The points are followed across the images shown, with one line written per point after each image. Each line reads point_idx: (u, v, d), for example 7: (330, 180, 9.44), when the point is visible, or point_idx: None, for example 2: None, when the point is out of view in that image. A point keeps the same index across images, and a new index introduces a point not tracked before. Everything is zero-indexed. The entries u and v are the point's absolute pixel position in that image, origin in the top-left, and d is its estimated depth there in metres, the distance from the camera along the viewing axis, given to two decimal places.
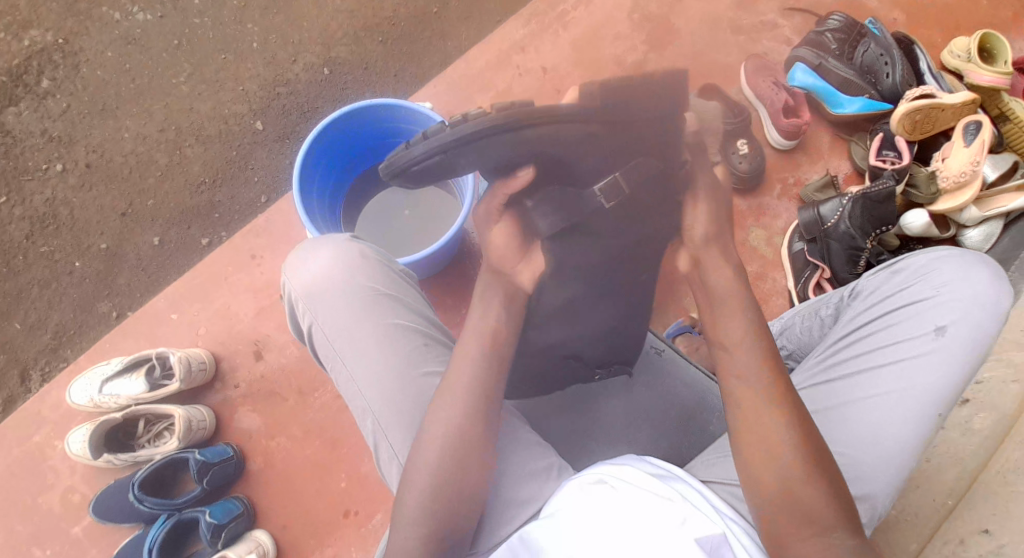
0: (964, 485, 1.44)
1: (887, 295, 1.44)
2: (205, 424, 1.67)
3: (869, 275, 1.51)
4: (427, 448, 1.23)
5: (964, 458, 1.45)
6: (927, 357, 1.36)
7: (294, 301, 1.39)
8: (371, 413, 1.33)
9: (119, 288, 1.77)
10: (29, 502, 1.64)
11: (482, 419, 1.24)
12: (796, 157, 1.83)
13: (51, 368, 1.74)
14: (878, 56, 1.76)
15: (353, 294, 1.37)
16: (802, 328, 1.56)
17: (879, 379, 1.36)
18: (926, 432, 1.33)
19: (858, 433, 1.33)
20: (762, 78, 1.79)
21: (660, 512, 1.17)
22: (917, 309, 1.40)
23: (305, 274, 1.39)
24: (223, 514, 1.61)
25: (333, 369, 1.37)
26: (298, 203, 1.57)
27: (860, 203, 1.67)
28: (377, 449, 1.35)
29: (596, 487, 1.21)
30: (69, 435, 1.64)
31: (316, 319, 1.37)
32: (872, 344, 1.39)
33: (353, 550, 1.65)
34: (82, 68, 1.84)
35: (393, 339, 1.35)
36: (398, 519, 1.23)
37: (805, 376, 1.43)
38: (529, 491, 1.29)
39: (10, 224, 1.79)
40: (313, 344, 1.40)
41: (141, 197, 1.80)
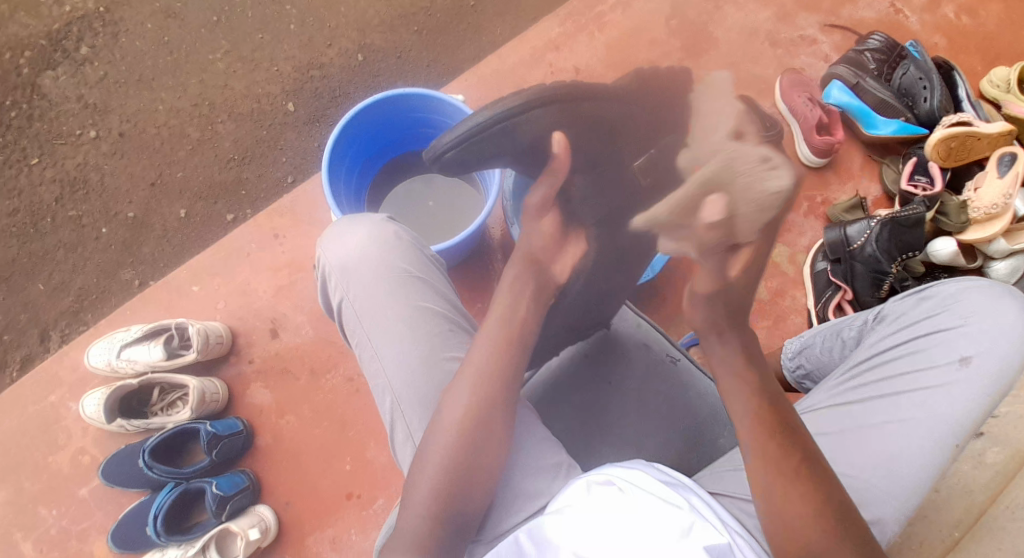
0: (972, 517, 1.30)
1: (913, 321, 1.44)
2: (217, 397, 1.69)
3: (896, 299, 1.49)
4: (440, 429, 1.25)
5: (974, 490, 1.32)
6: (950, 387, 1.35)
7: (329, 275, 1.43)
8: (390, 392, 1.36)
9: (143, 257, 1.79)
10: (40, 460, 1.67)
11: (500, 407, 1.27)
12: (825, 176, 1.81)
13: (71, 331, 1.77)
14: (918, 79, 1.73)
15: (386, 273, 1.40)
16: (822, 348, 1.55)
17: (899, 405, 1.35)
18: (944, 460, 1.32)
19: (873, 457, 1.33)
20: (797, 92, 1.77)
21: (668, 514, 1.15)
22: (943, 338, 1.39)
23: (342, 248, 1.43)
24: (229, 487, 1.63)
25: (359, 344, 1.41)
26: (325, 187, 1.58)
27: (888, 226, 1.65)
28: (392, 429, 1.38)
29: (604, 489, 1.20)
30: (84, 398, 1.67)
31: (348, 294, 1.41)
32: (895, 369, 1.39)
33: (353, 533, 1.67)
34: (122, 38, 1.86)
35: (419, 320, 1.38)
36: (409, 501, 1.25)
37: (823, 396, 1.42)
38: (536, 485, 1.30)
39: (40, 186, 1.82)
40: (342, 319, 1.43)
41: (171, 169, 1.82)
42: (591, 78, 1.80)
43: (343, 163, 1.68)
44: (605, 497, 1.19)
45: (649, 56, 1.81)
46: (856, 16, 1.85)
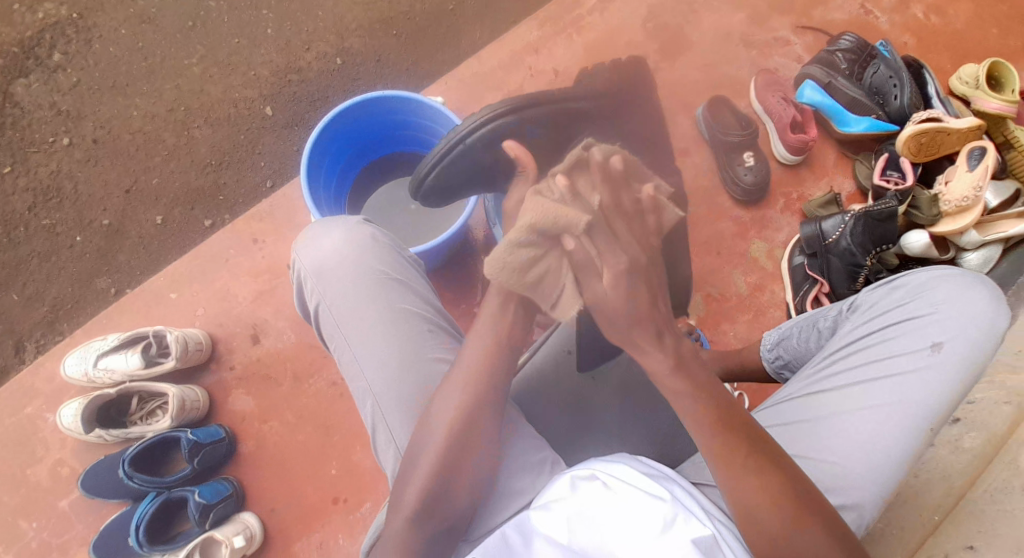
0: (952, 500, 1.29)
1: (885, 310, 1.47)
2: (198, 405, 1.67)
3: (869, 289, 1.52)
4: (428, 429, 1.27)
5: (952, 475, 1.31)
6: (921, 373, 1.39)
7: (304, 279, 1.43)
8: (370, 395, 1.36)
9: (119, 265, 1.77)
10: (17, 473, 1.63)
11: (489, 405, 1.27)
12: (801, 173, 1.84)
13: (46, 341, 1.74)
14: (887, 78, 1.78)
15: (362, 274, 1.41)
16: (798, 339, 1.58)
17: (871, 392, 1.39)
18: (916, 445, 1.36)
19: (850, 444, 1.37)
20: (772, 92, 1.82)
21: (650, 512, 1.16)
22: (914, 326, 1.42)
23: (317, 251, 1.43)
24: (212, 495, 1.61)
25: (337, 348, 1.41)
26: (306, 191, 1.58)
27: (863, 221, 1.67)
28: (375, 431, 1.38)
29: (589, 485, 1.19)
30: (62, 408, 1.64)
31: (324, 297, 1.41)
32: (867, 358, 1.42)
33: (340, 538, 1.66)
34: (95, 44, 1.84)
35: (397, 321, 1.38)
36: (398, 505, 1.25)
37: (798, 386, 1.46)
38: (523, 482, 1.31)
39: (13, 194, 1.79)
40: (320, 324, 1.43)
41: (147, 175, 1.80)
42: (569, 80, 1.83)
43: (322, 167, 1.68)
44: (591, 492, 1.19)
45: None
46: (826, 17, 1.90)
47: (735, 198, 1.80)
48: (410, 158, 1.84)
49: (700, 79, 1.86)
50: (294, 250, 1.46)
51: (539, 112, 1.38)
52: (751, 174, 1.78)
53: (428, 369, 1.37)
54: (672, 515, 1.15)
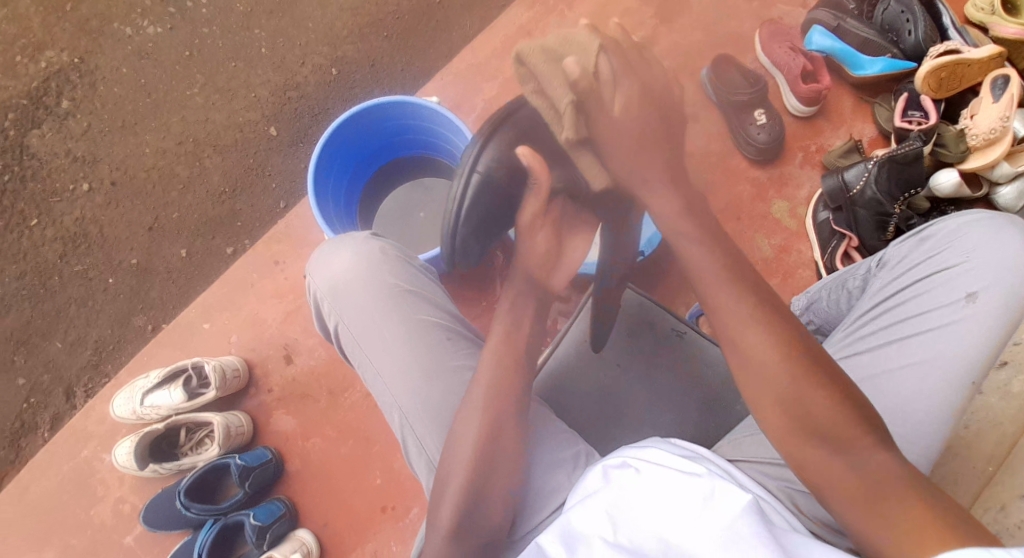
0: (1005, 447, 1.38)
1: (914, 263, 1.40)
2: (243, 429, 1.71)
3: (896, 243, 1.46)
4: (458, 447, 1.26)
5: (1003, 422, 1.39)
6: (958, 326, 1.32)
7: (321, 300, 1.43)
8: (397, 410, 1.37)
9: (152, 301, 1.80)
10: (82, 515, 1.69)
11: (514, 412, 1.28)
12: (818, 123, 1.77)
13: (93, 384, 1.78)
14: (900, 13, 1.70)
15: (377, 291, 1.40)
16: (829, 301, 1.53)
17: (905, 350, 1.34)
18: (959, 401, 1.30)
19: (887, 407, 1.32)
20: (777, 43, 1.75)
21: (685, 489, 1.15)
22: (946, 277, 1.36)
23: (329, 271, 1.43)
24: (267, 516, 1.66)
25: (361, 366, 1.41)
26: (314, 210, 1.59)
27: (886, 167, 1.61)
28: (406, 443, 1.39)
29: (621, 473, 1.19)
30: (115, 448, 1.70)
31: (341, 319, 1.41)
32: (899, 316, 1.36)
33: (392, 544, 1.70)
34: (99, 86, 1.87)
35: (417, 335, 1.38)
36: (434, 522, 1.25)
37: (830, 351, 1.41)
38: (556, 481, 1.31)
39: (42, 245, 1.83)
40: (341, 343, 1.44)
41: (166, 210, 1.83)
42: None
43: (330, 182, 1.69)
44: (623, 480, 1.18)
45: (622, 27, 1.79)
46: None
47: (749, 157, 1.75)
48: (415, 161, 1.84)
49: (703, 38, 1.78)
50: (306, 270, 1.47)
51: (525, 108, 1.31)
52: (764, 133, 1.72)
53: (455, 379, 1.37)
54: (711, 486, 1.14)
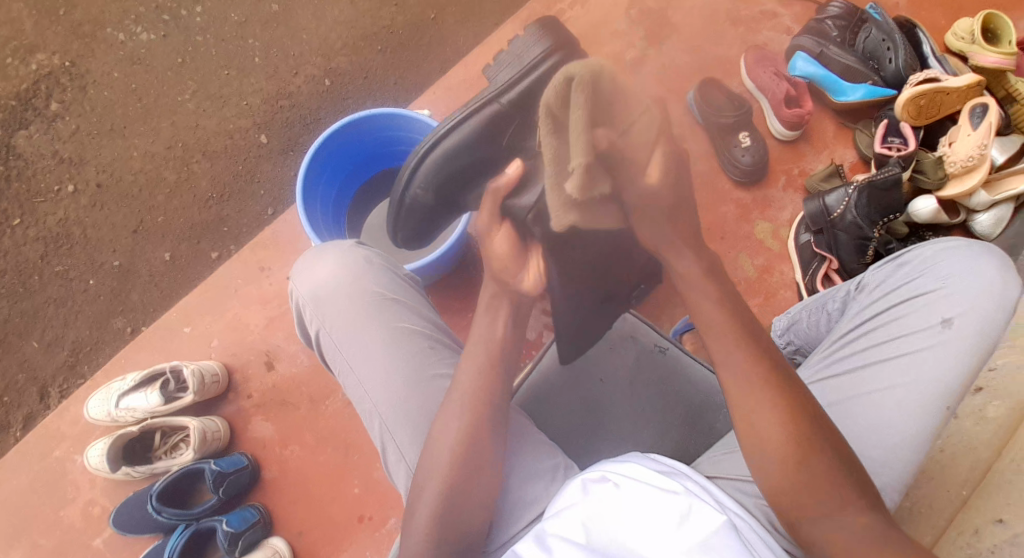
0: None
1: (892, 288, 1.43)
2: (219, 435, 1.69)
3: (875, 267, 1.49)
4: (438, 450, 1.25)
5: None
6: (934, 350, 1.34)
7: (304, 307, 1.43)
8: (377, 417, 1.37)
9: (133, 304, 1.78)
10: (50, 516, 1.66)
11: (493, 421, 1.27)
12: (800, 147, 1.81)
13: (69, 385, 1.75)
14: (881, 41, 1.73)
15: (359, 299, 1.40)
16: (808, 323, 1.56)
17: (885, 371, 1.35)
18: (935, 424, 1.31)
19: (863, 427, 1.33)
20: (763, 68, 1.79)
21: (662, 507, 1.17)
22: (923, 302, 1.38)
23: (313, 279, 1.43)
24: (239, 522, 1.64)
25: (342, 373, 1.41)
26: (300, 211, 1.59)
27: (866, 192, 1.65)
28: (384, 450, 1.38)
29: (601, 487, 1.20)
30: (88, 448, 1.67)
31: (323, 324, 1.41)
32: (877, 338, 1.38)
33: (369, 553, 1.68)
34: (90, 90, 1.86)
35: (400, 339, 1.38)
36: (409, 527, 1.25)
37: (809, 371, 1.43)
38: (536, 490, 1.31)
39: (25, 245, 1.80)
40: (322, 349, 1.43)
41: (151, 214, 1.81)
42: None
43: (319, 188, 1.70)
44: (602, 495, 1.19)
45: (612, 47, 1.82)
46: None
47: (732, 178, 1.78)
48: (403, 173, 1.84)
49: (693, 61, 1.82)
50: (291, 276, 1.48)
51: (462, 127, 1.35)
52: (749, 155, 1.76)
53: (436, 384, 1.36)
54: (687, 508, 1.16)
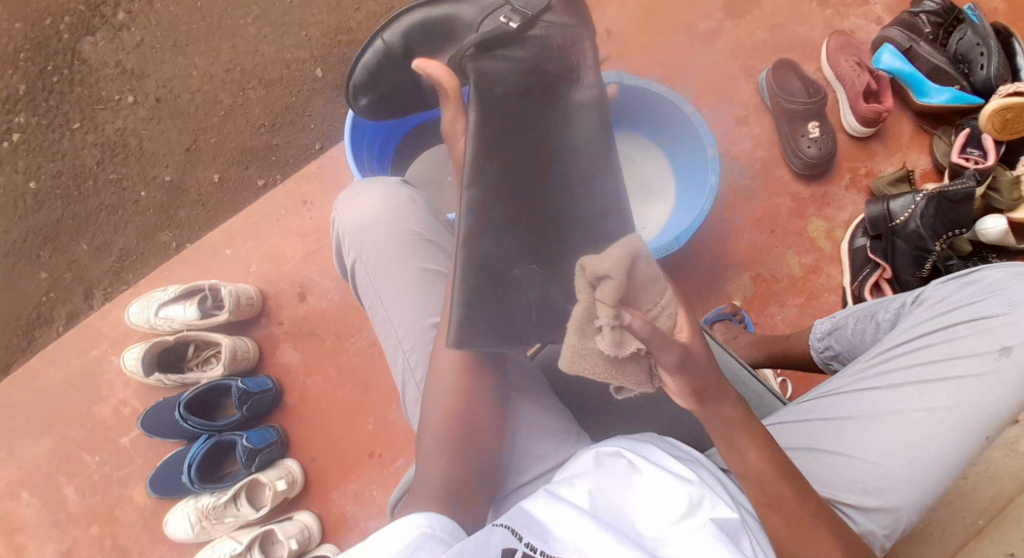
0: (999, 504, 1.38)
1: (954, 306, 1.34)
2: (249, 355, 1.75)
3: (937, 281, 1.40)
4: (438, 394, 1.30)
5: (1002, 479, 1.40)
6: (985, 377, 1.27)
7: (343, 237, 1.44)
8: (402, 355, 1.38)
9: (180, 220, 1.85)
10: (84, 409, 1.78)
11: (489, 362, 1.33)
12: (871, 146, 1.72)
13: (113, 289, 1.84)
14: (975, 45, 1.66)
15: (398, 236, 1.41)
16: (854, 330, 1.44)
17: (930, 393, 1.28)
18: (972, 452, 1.26)
19: (897, 447, 1.26)
20: (845, 56, 1.70)
21: (675, 491, 1.18)
22: (983, 326, 1.30)
23: (355, 210, 1.44)
24: (259, 440, 1.71)
25: (372, 306, 1.42)
26: (348, 152, 1.62)
27: (935, 201, 1.58)
28: (405, 389, 1.39)
29: (615, 464, 1.22)
30: (124, 352, 1.76)
31: (361, 255, 1.42)
32: (927, 357, 1.31)
33: (374, 489, 1.74)
34: (156, 4, 1.87)
35: (432, 280, 1.40)
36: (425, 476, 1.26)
37: (848, 379, 1.34)
38: (543, 448, 1.32)
39: (82, 149, 1.85)
40: (355, 280, 1.44)
41: (205, 134, 1.85)
42: (622, 43, 1.75)
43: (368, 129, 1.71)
44: (616, 471, 1.21)
45: (688, 16, 1.75)
46: None
47: (793, 169, 1.70)
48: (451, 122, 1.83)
49: (771, 39, 1.75)
50: (334, 206, 1.48)
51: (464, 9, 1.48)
52: (814, 147, 1.68)
53: None
54: (699, 496, 1.18)
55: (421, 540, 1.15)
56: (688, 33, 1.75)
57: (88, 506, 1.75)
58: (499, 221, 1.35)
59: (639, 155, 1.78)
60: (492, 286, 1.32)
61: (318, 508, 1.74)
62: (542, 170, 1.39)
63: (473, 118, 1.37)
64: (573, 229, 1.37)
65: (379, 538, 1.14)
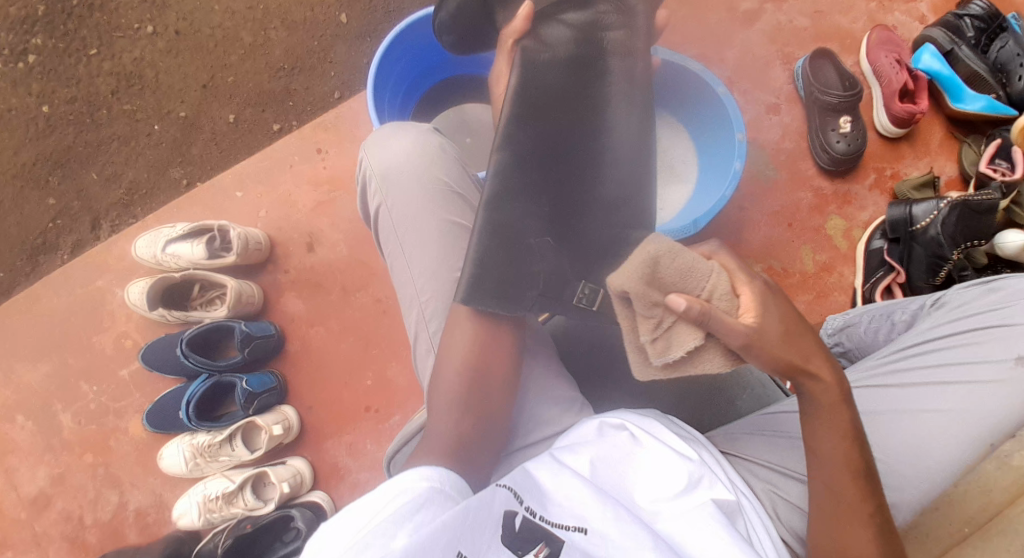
0: (985, 515, 1.34)
1: (974, 311, 1.37)
2: (253, 300, 1.75)
3: (960, 287, 1.43)
4: (449, 355, 1.27)
5: (993, 490, 1.35)
6: (997, 385, 1.30)
7: (370, 179, 1.40)
8: (418, 305, 1.35)
9: (191, 158, 1.84)
10: (85, 339, 1.79)
11: (509, 325, 1.29)
12: (901, 148, 1.69)
13: (120, 222, 1.83)
14: (1016, 55, 1.64)
15: (427, 185, 1.38)
16: (868, 328, 1.49)
17: (941, 395, 1.30)
18: (975, 456, 1.28)
19: (904, 444, 1.28)
20: (885, 52, 1.66)
21: (678, 468, 1.20)
22: (1001, 334, 1.33)
23: (386, 153, 1.40)
24: (258, 384, 1.71)
25: (392, 254, 1.39)
26: (369, 94, 1.57)
27: (959, 210, 1.54)
28: (416, 341, 1.36)
29: (617, 435, 1.23)
30: (129, 286, 1.76)
31: (385, 200, 1.38)
32: (942, 359, 1.33)
33: (368, 443, 1.75)
34: None
35: (457, 234, 1.37)
36: (434, 426, 1.25)
37: (861, 374, 1.36)
38: (549, 413, 1.31)
39: (96, 77, 1.84)
40: (377, 226, 1.41)
41: (223, 72, 1.84)
42: None
43: (390, 80, 1.67)
44: (618, 443, 1.23)
45: None
46: None
47: (821, 165, 1.67)
48: (472, 82, 1.82)
49: (810, 28, 1.71)
50: (361, 147, 1.44)
51: None
52: (844, 142, 1.64)
53: None
54: (699, 475, 1.20)
55: (430, 493, 1.15)
56: (728, 13, 1.71)
57: (83, 435, 1.76)
58: (522, 186, 1.31)
59: (666, 134, 1.75)
60: (505, 249, 1.28)
61: (311, 455, 1.76)
62: (577, 151, 1.35)
63: (515, 77, 1.36)
64: (592, 215, 1.34)
65: (390, 488, 1.14)
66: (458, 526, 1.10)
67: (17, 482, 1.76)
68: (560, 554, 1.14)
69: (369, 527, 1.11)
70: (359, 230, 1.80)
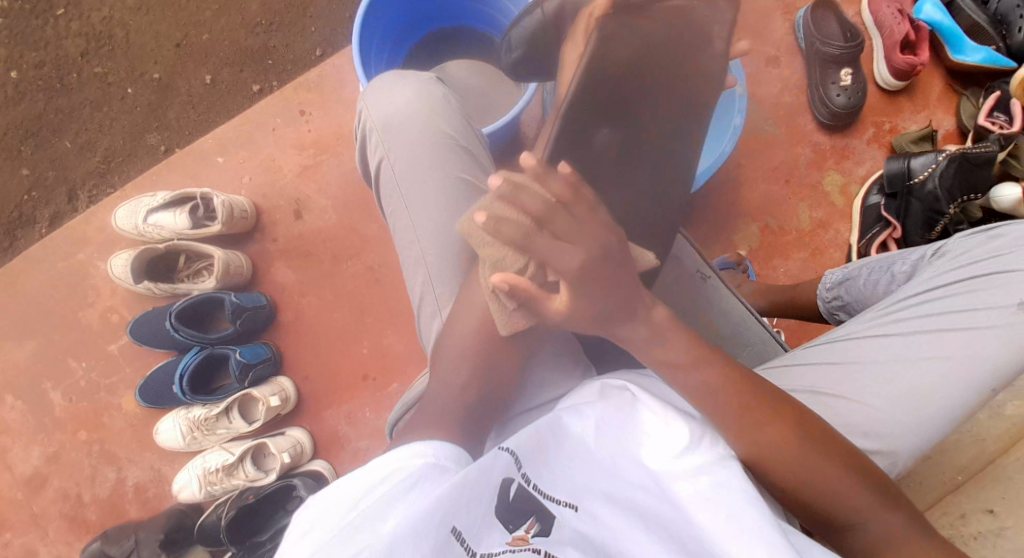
0: (980, 464, 1.33)
1: (977, 258, 1.32)
2: (242, 269, 1.70)
3: (962, 235, 1.37)
4: (457, 315, 1.21)
5: (985, 438, 1.35)
6: (1000, 331, 1.25)
7: (371, 132, 1.36)
8: (421, 265, 1.30)
9: (168, 122, 1.78)
10: (70, 314, 1.74)
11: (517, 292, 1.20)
12: (899, 101, 1.68)
13: (98, 192, 1.77)
14: (1017, 6, 1.60)
15: (430, 138, 1.34)
16: (867, 281, 1.43)
17: (945, 342, 1.26)
18: (975, 403, 1.24)
19: (907, 393, 1.23)
20: (886, 2, 1.65)
21: (678, 429, 1.06)
22: (1005, 279, 1.28)
23: (388, 104, 1.36)
24: (252, 355, 1.68)
25: (395, 210, 1.34)
26: (354, 49, 1.49)
27: (957, 163, 1.53)
28: (420, 305, 1.32)
29: (619, 397, 1.11)
30: (112, 258, 1.71)
31: (387, 155, 1.34)
32: (943, 308, 1.28)
33: (367, 411, 1.72)
34: None
35: (460, 189, 1.32)
36: (436, 388, 1.20)
37: (861, 325, 1.31)
38: (554, 378, 1.25)
39: (65, 38, 1.78)
40: (379, 182, 1.37)
41: (197, 30, 1.78)
42: None
43: (376, 34, 1.59)
44: (619, 404, 1.10)
45: None
46: None
47: (820, 122, 1.65)
48: (459, 37, 1.74)
49: None
50: (359, 98, 1.40)
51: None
52: (844, 96, 1.62)
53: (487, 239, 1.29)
54: (701, 433, 1.06)
55: (424, 470, 1.07)
56: None
57: (75, 412, 1.73)
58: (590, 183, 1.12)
59: None
60: None
61: (310, 425, 1.73)
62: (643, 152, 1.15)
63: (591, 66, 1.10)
64: None
65: (385, 464, 1.06)
66: (454, 498, 1.01)
67: (11, 463, 1.72)
68: (551, 531, 1.03)
69: (358, 510, 1.01)
70: (347, 195, 1.74)
